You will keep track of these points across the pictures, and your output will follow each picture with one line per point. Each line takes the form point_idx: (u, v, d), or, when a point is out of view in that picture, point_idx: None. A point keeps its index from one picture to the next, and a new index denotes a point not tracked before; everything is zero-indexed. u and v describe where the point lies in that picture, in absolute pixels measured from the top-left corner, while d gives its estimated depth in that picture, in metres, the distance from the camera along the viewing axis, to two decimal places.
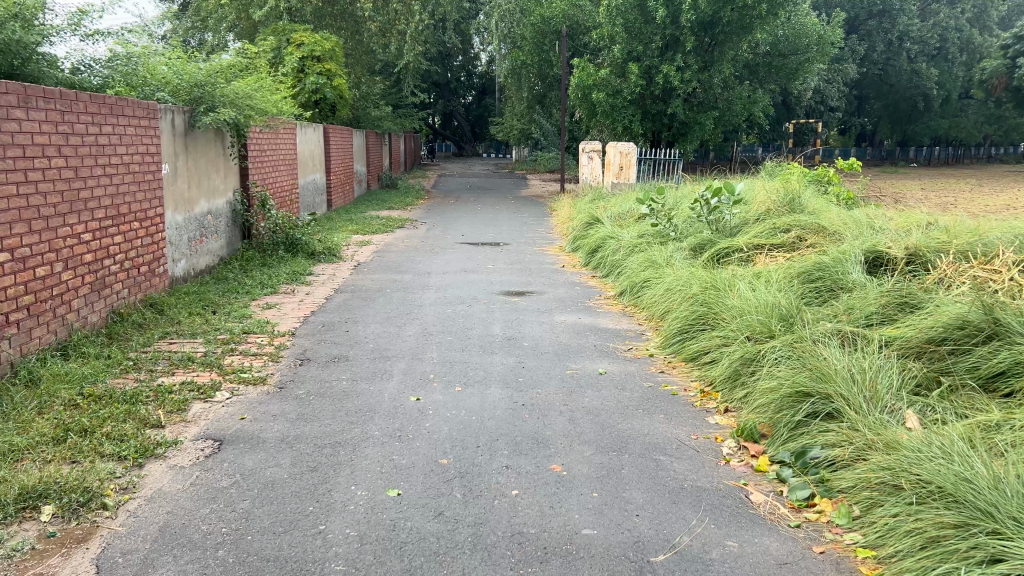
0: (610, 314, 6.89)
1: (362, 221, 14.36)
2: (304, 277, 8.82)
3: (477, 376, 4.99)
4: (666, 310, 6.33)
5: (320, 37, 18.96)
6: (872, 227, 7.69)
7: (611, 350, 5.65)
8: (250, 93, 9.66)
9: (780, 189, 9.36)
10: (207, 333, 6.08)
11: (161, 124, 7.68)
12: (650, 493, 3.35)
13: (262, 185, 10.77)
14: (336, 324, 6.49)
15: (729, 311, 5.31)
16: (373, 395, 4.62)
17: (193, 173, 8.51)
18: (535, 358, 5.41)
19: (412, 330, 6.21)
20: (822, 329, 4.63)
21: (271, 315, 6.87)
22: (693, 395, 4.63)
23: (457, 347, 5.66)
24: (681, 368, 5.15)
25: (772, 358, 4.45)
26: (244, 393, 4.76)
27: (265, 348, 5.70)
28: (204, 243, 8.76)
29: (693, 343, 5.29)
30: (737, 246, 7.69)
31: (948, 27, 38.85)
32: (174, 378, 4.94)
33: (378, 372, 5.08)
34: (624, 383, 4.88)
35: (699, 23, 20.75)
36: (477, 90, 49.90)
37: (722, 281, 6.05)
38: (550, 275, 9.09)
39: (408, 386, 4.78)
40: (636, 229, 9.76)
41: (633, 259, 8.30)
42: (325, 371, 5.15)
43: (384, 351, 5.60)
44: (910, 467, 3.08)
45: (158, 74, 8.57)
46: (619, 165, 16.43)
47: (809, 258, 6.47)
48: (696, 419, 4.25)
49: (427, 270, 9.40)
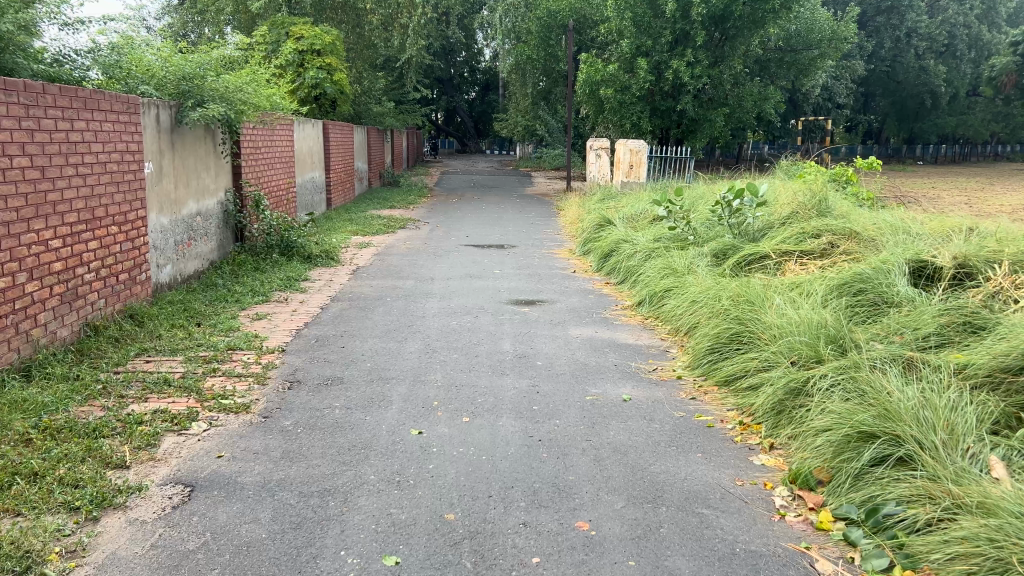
0: (628, 328, 6.33)
1: (362, 220, 13.81)
2: (299, 283, 8.27)
3: (486, 403, 4.43)
4: (692, 324, 5.78)
5: (320, 30, 18.41)
6: (909, 232, 7.12)
7: (633, 371, 5.09)
8: (242, 86, 9.14)
9: (806, 189, 8.80)
10: (189, 350, 5.55)
11: (143, 119, 7.13)
12: (696, 562, 2.80)
13: (257, 184, 10.23)
14: (331, 339, 5.94)
15: (766, 331, 4.76)
16: (369, 428, 4.08)
17: (179, 171, 7.98)
18: (551, 381, 4.86)
19: (414, 346, 5.66)
20: (878, 354, 4.07)
21: (261, 327, 6.32)
22: (732, 428, 4.08)
23: (463, 368, 5.11)
24: (715, 394, 4.60)
25: (824, 388, 3.90)
26: (224, 423, 4.22)
27: (251, 368, 5.16)
28: (192, 247, 8.24)
29: (727, 365, 4.75)
30: (764, 253, 7.14)
31: (957, 23, 38.25)
32: (145, 406, 4.39)
33: (376, 397, 4.55)
34: (651, 412, 4.32)
35: (711, 17, 20.27)
36: (481, 85, 49.34)
37: (755, 294, 5.50)
38: (560, 281, 8.54)
39: (410, 416, 4.23)
40: (651, 231, 9.19)
41: (651, 265, 7.73)
42: (316, 396, 4.59)
43: (383, 372, 5.06)
44: (1018, 539, 2.52)
45: (143, 65, 8.10)
46: (629, 163, 15.85)
47: (846, 267, 5.90)
48: (738, 459, 3.70)
49: (430, 275, 8.84)
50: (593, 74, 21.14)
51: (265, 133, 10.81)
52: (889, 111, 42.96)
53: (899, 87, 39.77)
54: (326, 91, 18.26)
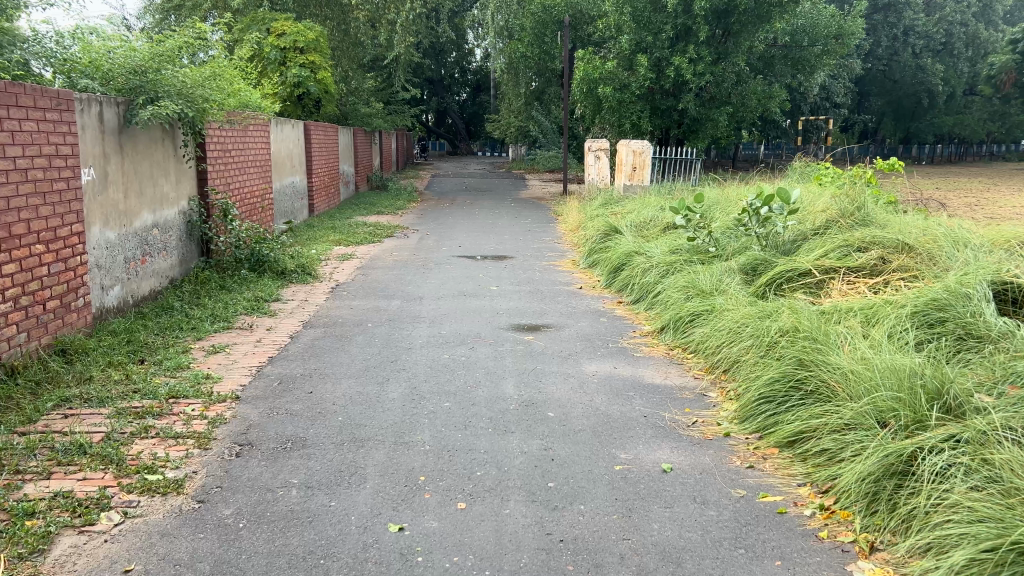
0: (652, 361, 5.36)
1: (346, 229, 12.79)
2: (268, 305, 7.27)
3: (488, 479, 3.43)
4: (736, 360, 4.79)
5: (304, 25, 17.34)
6: (969, 242, 6.18)
7: (668, 426, 4.09)
8: (207, 81, 8.09)
9: (842, 194, 7.85)
10: (121, 400, 4.52)
11: (82, 118, 6.10)
12: None
13: (226, 190, 9.22)
14: (297, 381, 4.93)
15: (842, 380, 3.77)
16: (336, 521, 3.07)
17: (130, 177, 6.97)
18: (568, 441, 3.87)
19: (397, 391, 4.66)
20: (1005, 418, 3.08)
21: (214, 365, 5.31)
22: (811, 515, 3.11)
23: (456, 424, 4.10)
24: (778, 460, 3.61)
25: (940, 469, 2.93)
26: (146, 511, 3.21)
27: (193, 426, 4.13)
28: (147, 263, 7.23)
29: (792, 422, 3.76)
30: (804, 269, 6.14)
31: (953, 21, 37.39)
32: (44, 487, 3.35)
33: (346, 469, 3.55)
34: (701, 491, 3.33)
35: (714, 11, 19.42)
36: (471, 86, 48.37)
37: (812, 326, 4.51)
38: (565, 300, 7.58)
39: (387, 501, 3.23)
40: (666, 242, 8.23)
41: (672, 283, 6.75)
42: (269, 468, 3.59)
43: (357, 430, 4.05)
44: None
45: (88, 57, 7.01)
46: (632, 165, 14.86)
47: (914, 290, 4.92)
48: (830, 571, 2.73)
49: (418, 295, 7.83)
50: (592, 71, 20.07)
51: (237, 135, 9.81)
52: (885, 110, 42.11)
53: (895, 87, 38.97)
54: (310, 90, 17.34)
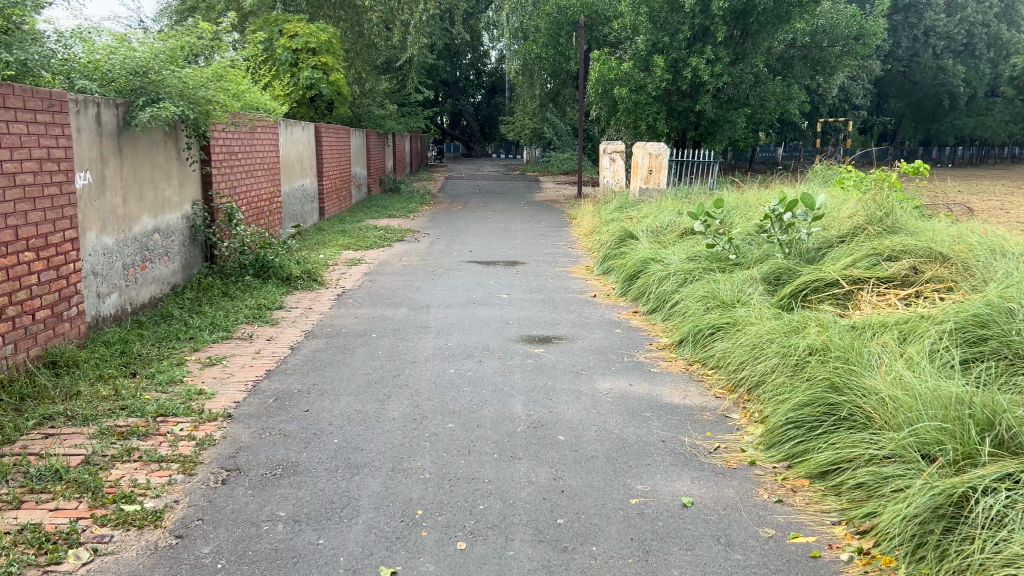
0: (670, 378, 5.05)
1: (356, 232, 12.57)
2: (271, 313, 7.03)
3: (492, 514, 3.14)
4: (761, 379, 4.47)
5: (316, 27, 17.08)
6: (1008, 250, 5.81)
7: (688, 452, 3.79)
8: (210, 82, 7.84)
9: (869, 199, 7.49)
10: (107, 418, 4.27)
11: (76, 120, 5.86)
12: None
13: (231, 193, 9.00)
14: (294, 398, 4.66)
15: (881, 407, 3.45)
16: (323, 563, 2.79)
17: (130, 181, 6.75)
18: (580, 470, 3.57)
19: (398, 410, 4.38)
20: None
21: (209, 379, 5.06)
22: (849, 560, 2.80)
23: (460, 449, 3.81)
24: (809, 495, 3.30)
25: (998, 513, 2.61)
26: (118, 549, 2.94)
27: (179, 448, 3.87)
28: (148, 269, 7.01)
29: (825, 452, 3.44)
30: (831, 279, 5.80)
31: (975, 22, 35.79)
32: (11, 520, 3.09)
33: (338, 500, 3.28)
34: (726, 530, 3.03)
35: (732, 12, 19.00)
36: (487, 88, 48.23)
37: (844, 345, 4.19)
38: (579, 309, 7.27)
39: (381, 539, 2.95)
40: (684, 248, 7.92)
41: (691, 292, 6.44)
42: (256, 499, 3.32)
43: (353, 454, 3.77)
44: None
45: (91, 58, 6.84)
46: (648, 168, 14.53)
47: (954, 303, 4.57)
48: None
49: (427, 303, 7.55)
50: (608, 72, 19.79)
51: (243, 137, 9.59)
52: (905, 111, 41.53)
53: (915, 88, 38.49)
54: (323, 92, 17.15)
